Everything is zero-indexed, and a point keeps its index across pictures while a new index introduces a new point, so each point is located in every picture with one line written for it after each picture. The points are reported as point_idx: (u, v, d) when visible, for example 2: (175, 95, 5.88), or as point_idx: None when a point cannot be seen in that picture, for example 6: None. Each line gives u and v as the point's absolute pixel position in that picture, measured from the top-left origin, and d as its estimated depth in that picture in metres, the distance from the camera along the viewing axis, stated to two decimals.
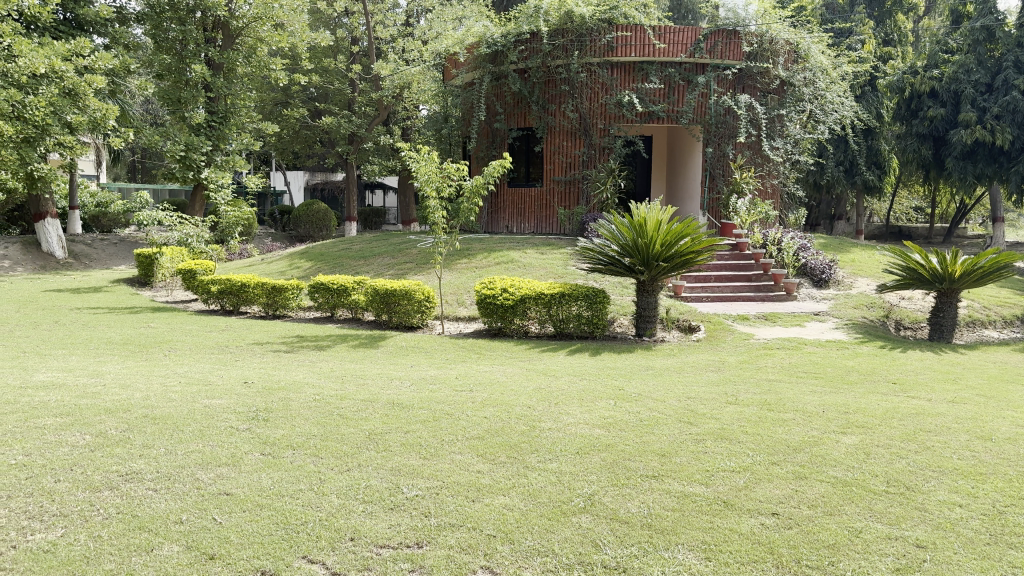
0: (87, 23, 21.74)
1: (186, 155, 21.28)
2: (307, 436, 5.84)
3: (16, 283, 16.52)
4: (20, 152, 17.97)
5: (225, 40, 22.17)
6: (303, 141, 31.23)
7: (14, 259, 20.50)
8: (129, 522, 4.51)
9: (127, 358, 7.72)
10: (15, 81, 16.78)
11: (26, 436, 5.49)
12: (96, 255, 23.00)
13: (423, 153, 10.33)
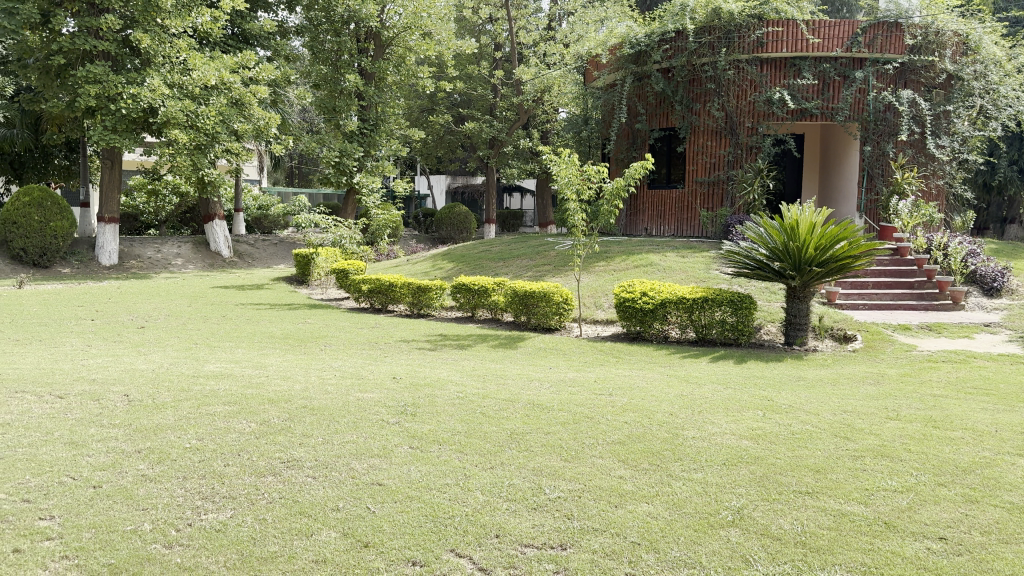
0: (252, 37, 23.18)
1: (341, 161, 23.13)
2: (452, 432, 5.96)
3: (188, 280, 17.85)
4: (193, 159, 19.30)
5: (376, 51, 22.43)
6: (446, 145, 32.13)
7: (186, 257, 22.21)
8: (291, 507, 4.75)
9: (286, 351, 8.17)
10: (190, 93, 18.86)
11: (199, 421, 5.91)
12: (258, 255, 24.52)
13: (564, 156, 10.34)
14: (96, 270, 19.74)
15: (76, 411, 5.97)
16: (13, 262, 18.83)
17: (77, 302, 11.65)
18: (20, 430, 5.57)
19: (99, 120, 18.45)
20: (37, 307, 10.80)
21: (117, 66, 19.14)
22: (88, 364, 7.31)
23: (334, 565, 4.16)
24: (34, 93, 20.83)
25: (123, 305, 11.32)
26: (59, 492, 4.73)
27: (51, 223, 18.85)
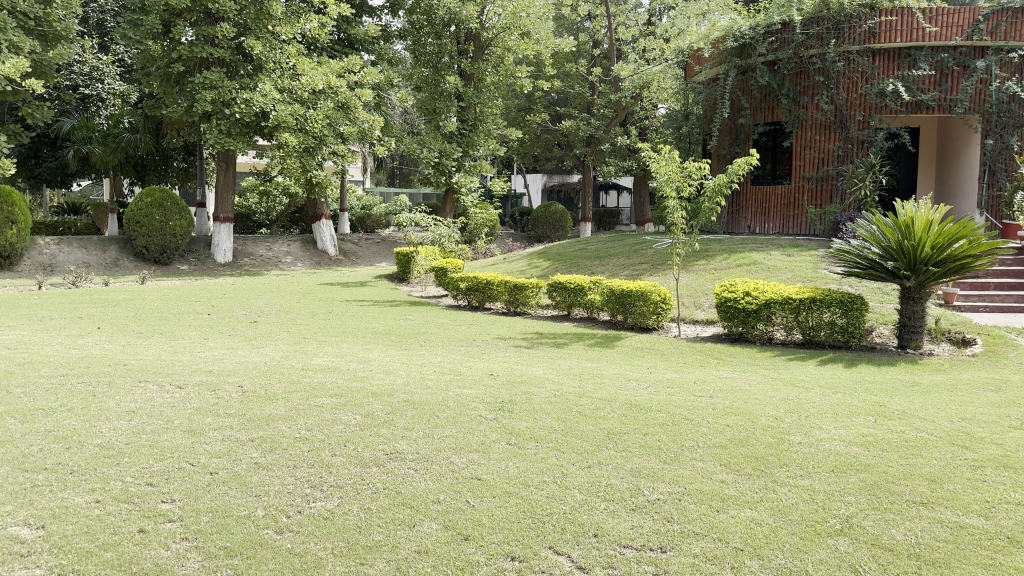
0: (357, 41, 23.80)
1: (440, 162, 23.30)
2: (549, 430, 5.98)
3: (296, 277, 18.57)
4: (302, 161, 20.08)
5: (476, 52, 23.23)
6: (543, 144, 32.30)
7: (295, 256, 23.08)
8: (394, 497, 4.88)
9: (389, 347, 8.40)
10: (299, 98, 19.63)
11: (307, 412, 6.15)
12: (361, 253, 25.23)
13: (664, 153, 10.22)
14: (212, 267, 20.80)
15: (195, 401, 6.31)
16: (137, 259, 20.06)
17: (195, 297, 12.32)
18: (144, 417, 5.93)
19: (215, 124, 19.42)
20: (159, 302, 11.47)
21: (232, 72, 20.10)
22: (205, 356, 7.72)
23: (435, 556, 4.24)
24: (156, 100, 22.14)
25: (237, 301, 11.90)
26: (179, 477, 5.01)
27: (171, 222, 19.92)
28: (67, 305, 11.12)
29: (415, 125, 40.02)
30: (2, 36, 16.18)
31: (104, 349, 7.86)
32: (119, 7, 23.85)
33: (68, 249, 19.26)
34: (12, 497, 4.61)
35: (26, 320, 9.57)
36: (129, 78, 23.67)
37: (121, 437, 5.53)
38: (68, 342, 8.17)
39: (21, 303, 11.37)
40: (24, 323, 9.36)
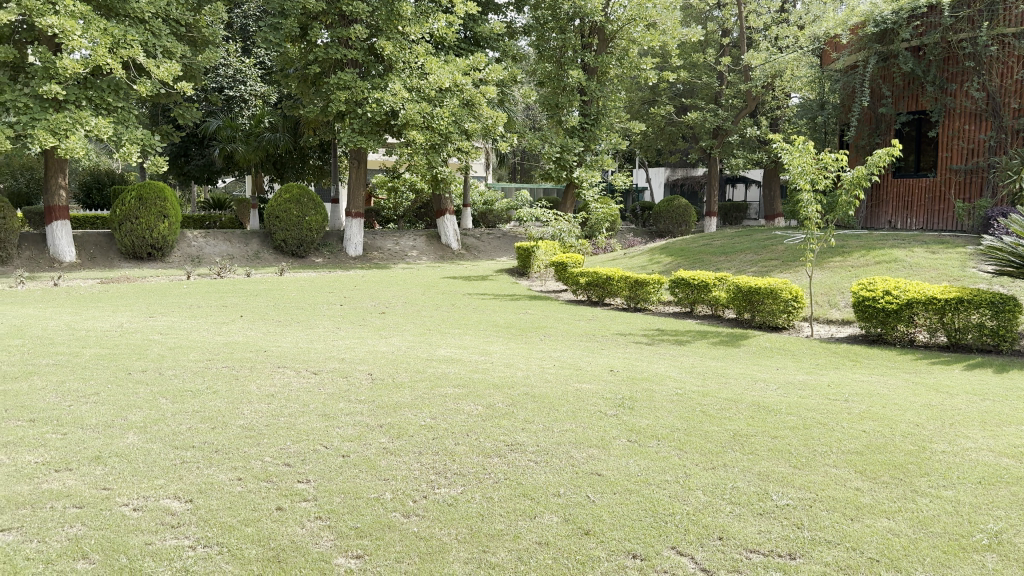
0: (483, 39, 24.05)
1: (561, 156, 23.46)
2: (671, 429, 5.88)
3: (421, 270, 19.08)
4: (428, 158, 20.67)
5: (600, 45, 23.47)
6: (667, 136, 31.79)
7: (420, 250, 23.71)
8: (515, 488, 4.93)
9: (509, 340, 8.50)
10: (426, 96, 20.11)
11: (432, 401, 6.31)
12: (483, 248, 25.62)
13: (798, 145, 9.87)
14: (344, 260, 21.68)
15: (328, 386, 6.60)
16: (276, 252, 21.15)
17: (327, 289, 12.90)
18: (282, 400, 6.26)
19: (348, 123, 20.22)
20: (295, 293, 12.07)
21: (364, 72, 20.82)
22: (336, 344, 8.06)
23: (556, 549, 4.26)
24: (294, 101, 23.29)
25: (366, 292, 12.37)
26: (313, 458, 5.26)
27: (307, 217, 20.94)
28: (213, 294, 11.91)
29: (538, 120, 40.25)
30: (158, 42, 17.49)
31: (247, 336, 8.37)
32: (260, 12, 25.22)
33: (214, 242, 20.60)
34: (164, 471, 4.97)
35: (177, 307, 10.32)
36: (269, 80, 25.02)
37: (261, 419, 5.86)
38: (214, 329, 8.74)
39: (173, 291, 12.27)
40: (176, 310, 10.09)
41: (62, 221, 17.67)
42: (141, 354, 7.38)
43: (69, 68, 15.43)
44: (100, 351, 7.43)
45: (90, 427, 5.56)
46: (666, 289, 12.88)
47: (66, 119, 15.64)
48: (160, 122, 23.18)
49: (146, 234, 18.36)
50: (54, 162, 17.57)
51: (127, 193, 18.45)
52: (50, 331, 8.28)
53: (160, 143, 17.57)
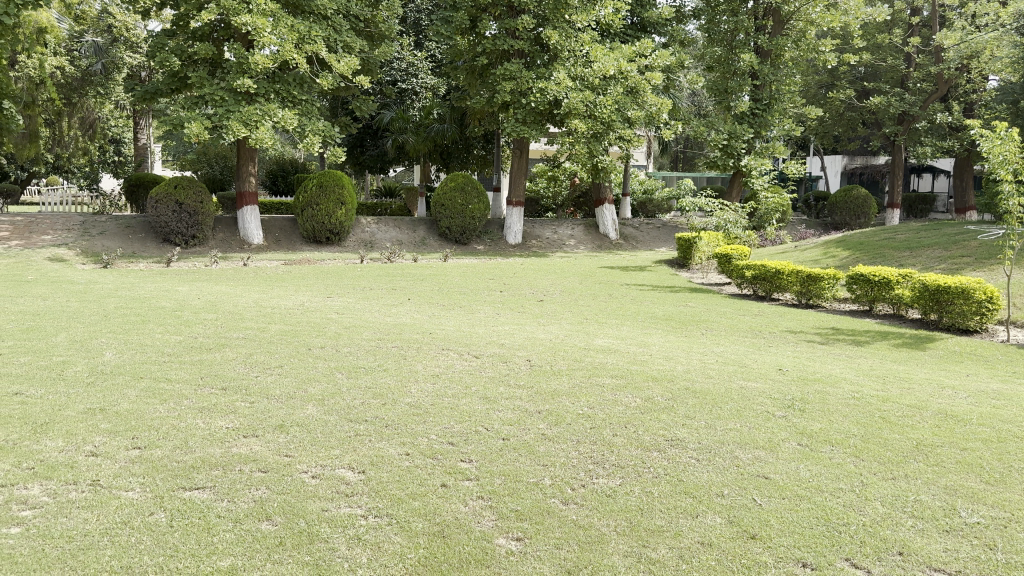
0: (650, 24, 23.57)
1: (728, 144, 22.81)
2: (846, 434, 5.54)
3: (580, 259, 19.09)
4: (589, 146, 20.67)
5: (774, 27, 22.62)
6: (846, 122, 30.33)
7: (579, 239, 23.66)
8: (676, 485, 4.82)
9: (669, 333, 8.33)
10: (591, 84, 20.16)
11: (590, 391, 6.28)
12: (642, 238, 25.06)
13: (999, 132, 9.02)
14: (505, 247, 22.07)
15: (488, 370, 6.75)
16: (441, 238, 21.85)
17: (489, 275, 13.19)
18: (446, 381, 6.46)
19: (512, 113, 20.57)
20: (457, 279, 12.42)
21: (530, 63, 21.11)
22: (497, 330, 8.21)
23: (720, 551, 4.12)
24: (462, 92, 23.90)
25: (525, 280, 12.54)
26: (475, 439, 5.38)
27: (471, 205, 21.42)
28: (384, 277, 12.48)
29: (704, 107, 39.15)
30: (339, 37, 18.49)
31: (414, 318, 8.69)
32: (432, 5, 26.12)
33: (385, 228, 21.64)
34: (339, 442, 5.26)
35: (352, 289, 10.90)
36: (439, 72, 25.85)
37: (427, 398, 6.06)
38: (384, 310, 9.15)
39: (348, 273, 12.97)
40: (350, 291, 10.66)
41: (251, 206, 19.11)
42: (319, 332, 7.85)
43: (259, 63, 16.64)
44: (284, 327, 7.97)
45: (275, 396, 5.98)
46: (841, 285, 12.17)
47: (257, 111, 16.88)
48: (338, 115, 24.59)
49: (325, 220, 19.44)
50: (244, 151, 18.98)
51: (309, 180, 19.68)
52: (241, 307, 8.98)
53: (338, 133, 18.61)
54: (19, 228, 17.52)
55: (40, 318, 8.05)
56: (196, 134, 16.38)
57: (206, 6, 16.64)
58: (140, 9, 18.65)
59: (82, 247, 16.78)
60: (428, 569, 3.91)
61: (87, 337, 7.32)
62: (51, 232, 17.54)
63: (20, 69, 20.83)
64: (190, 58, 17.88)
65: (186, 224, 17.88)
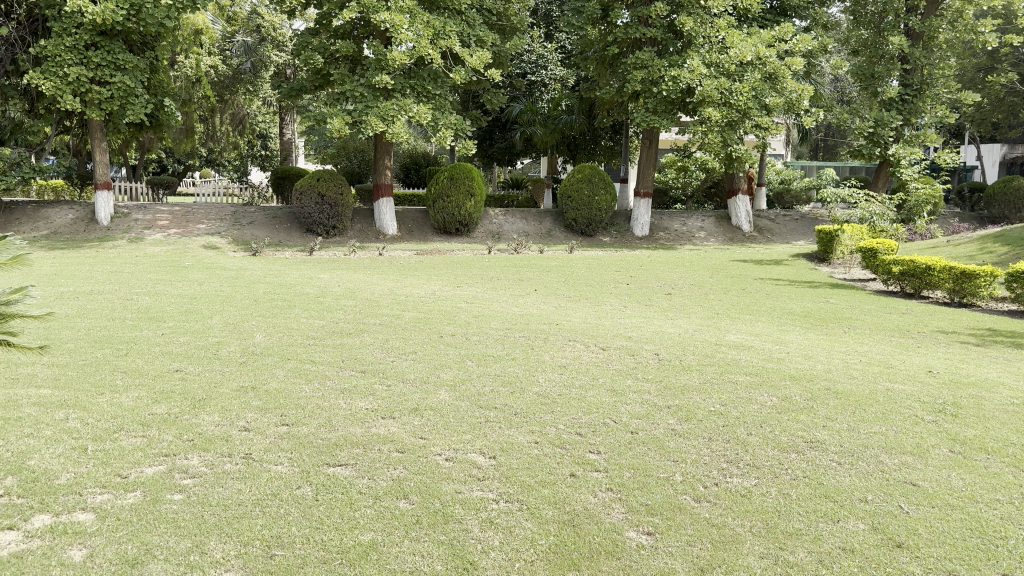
0: (791, 7, 22.46)
1: (875, 131, 21.75)
2: (1004, 442, 5.17)
3: (710, 252, 18.64)
4: (723, 135, 19.78)
5: (927, 9, 21.90)
6: (1007, 109, 28.30)
7: (709, 231, 22.97)
8: (815, 488, 4.63)
9: (807, 330, 8.02)
10: (726, 72, 19.66)
11: (723, 388, 6.14)
12: (778, 230, 23.65)
13: None
14: (631, 239, 21.83)
15: (616, 363, 6.71)
16: (566, 230, 21.89)
17: (616, 268, 13.10)
18: (573, 371, 6.48)
19: (643, 103, 20.34)
20: (584, 271, 12.39)
21: (662, 50, 20.80)
22: (624, 322, 8.16)
23: (863, 558, 3.93)
24: (591, 82, 23.77)
25: (654, 272, 12.39)
26: (604, 431, 5.37)
27: (598, 196, 21.28)
28: (511, 268, 12.60)
29: (847, 93, 37.10)
30: (472, 32, 18.76)
31: (541, 309, 8.75)
32: None
33: (512, 220, 21.94)
34: (471, 428, 5.38)
35: (481, 279, 11.09)
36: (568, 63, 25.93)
37: (555, 388, 6.11)
38: (512, 300, 9.27)
39: (476, 264, 13.17)
40: (479, 282, 10.84)
41: (387, 198, 19.79)
42: (449, 320, 8.04)
43: (396, 59, 17.18)
44: (417, 314, 8.20)
45: (409, 381, 6.19)
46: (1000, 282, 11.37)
47: (393, 107, 17.52)
48: (469, 107, 25.00)
49: (455, 211, 19.89)
50: (381, 145, 19.69)
51: (441, 173, 20.16)
52: (376, 294, 9.33)
53: (470, 127, 18.85)
54: (177, 218, 18.94)
55: (196, 301, 8.65)
56: (337, 130, 17.18)
57: (347, 4, 17.37)
58: (287, 8, 19.62)
59: (233, 235, 17.91)
60: (559, 556, 3.93)
61: (239, 320, 7.81)
62: (205, 222, 18.82)
63: (180, 68, 22.52)
64: (332, 55, 18.74)
65: (327, 215, 18.69)
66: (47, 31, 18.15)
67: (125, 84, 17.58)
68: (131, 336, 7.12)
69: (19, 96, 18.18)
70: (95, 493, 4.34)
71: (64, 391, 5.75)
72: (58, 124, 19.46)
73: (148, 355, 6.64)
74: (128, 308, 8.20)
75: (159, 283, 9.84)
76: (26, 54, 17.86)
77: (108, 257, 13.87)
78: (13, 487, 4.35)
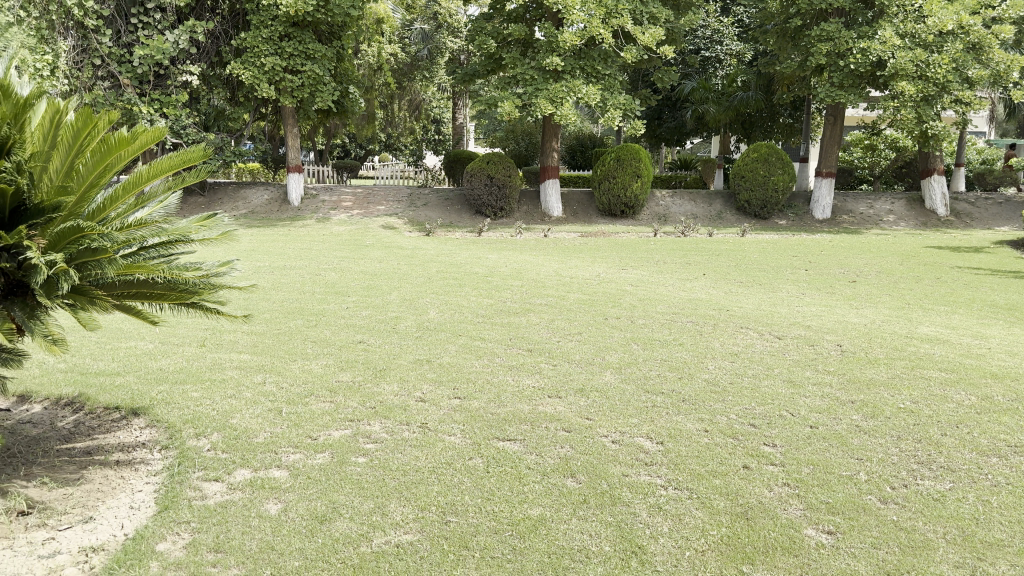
0: None
1: None
2: None
3: (896, 237, 17.37)
4: (918, 111, 18.27)
5: None
6: None
7: (899, 215, 21.35)
8: (1021, 497, 4.23)
9: (1014, 324, 7.32)
10: (922, 42, 18.26)
11: (914, 383, 5.74)
12: (979, 215, 21.53)
13: None
14: (810, 223, 20.76)
15: (793, 352, 6.44)
16: (738, 213, 21.15)
17: (793, 252, 12.52)
18: (746, 360, 6.28)
19: (827, 78, 19.21)
20: (758, 255, 11.93)
21: (850, 22, 19.58)
22: (803, 310, 7.81)
23: None
24: (769, 57, 22.75)
25: (836, 258, 11.74)
26: (779, 424, 5.16)
27: (774, 176, 20.31)
28: (680, 251, 12.35)
29: None
30: (644, 9, 18.34)
31: (711, 294, 8.54)
32: None
33: (680, 202, 21.53)
34: (638, 411, 5.34)
35: (648, 262, 10.95)
36: (744, 38, 25.00)
37: (725, 376, 5.95)
38: (681, 284, 9.10)
39: (643, 247, 13.00)
40: (646, 264, 10.71)
41: (553, 180, 19.96)
42: (616, 302, 8.01)
43: (568, 40, 17.36)
44: (582, 296, 8.24)
45: (575, 361, 6.24)
46: None
47: (563, 88, 17.62)
48: (638, 87, 24.65)
49: (622, 192, 19.73)
50: (549, 128, 19.82)
51: (607, 154, 20.05)
52: (543, 275, 9.45)
53: (640, 107, 18.56)
54: (359, 200, 20.07)
55: (377, 278, 9.13)
56: (508, 113, 17.65)
57: None
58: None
59: (409, 216, 18.72)
60: (731, 549, 3.80)
61: (415, 296, 8.17)
62: (384, 203, 19.79)
63: (363, 57, 23.77)
64: (504, 39, 19.14)
65: (495, 197, 19.10)
66: (247, 23, 19.61)
67: (315, 73, 18.76)
68: (319, 308, 7.63)
69: (222, 86, 19.97)
70: (288, 452, 4.69)
71: (261, 357, 6.28)
72: (255, 112, 21.08)
73: (334, 326, 7.09)
74: (317, 283, 8.79)
75: (345, 260, 10.48)
76: (229, 46, 19.40)
77: (298, 234, 14.92)
78: (218, 442, 4.79)
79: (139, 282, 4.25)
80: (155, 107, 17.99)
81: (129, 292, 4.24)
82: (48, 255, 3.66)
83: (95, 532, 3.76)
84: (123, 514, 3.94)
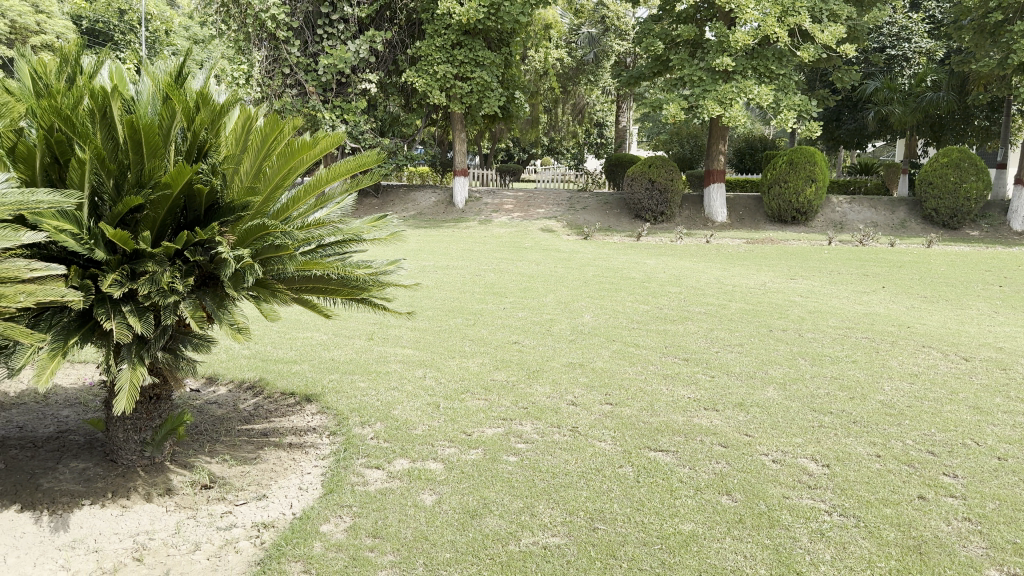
0: None
1: None
2: None
3: None
4: None
5: None
6: None
7: None
8: None
9: None
10: None
11: None
12: None
13: None
14: (1008, 235, 18.83)
15: (982, 376, 5.87)
16: (925, 222, 19.57)
17: (987, 266, 11.39)
18: (927, 382, 5.80)
19: None
20: (945, 268, 10.97)
21: None
22: (996, 331, 7.09)
23: None
24: (965, 53, 20.89)
25: None
26: (962, 453, 4.72)
27: (967, 183, 18.58)
28: (855, 261, 11.59)
29: None
30: (825, 6, 17.43)
31: (889, 309, 7.95)
32: None
33: (858, 209, 20.23)
34: (802, 431, 5.06)
35: (819, 272, 10.37)
36: (937, 34, 23.11)
37: (903, 399, 5.52)
38: (855, 297, 8.54)
39: (813, 256, 12.33)
40: (816, 275, 10.15)
41: (718, 184, 19.39)
42: (782, 313, 7.65)
43: (740, 40, 16.82)
44: (744, 306, 7.94)
45: (735, 374, 6.02)
46: None
47: (733, 89, 17.06)
48: (814, 87, 23.43)
49: (793, 198, 18.81)
50: (716, 130, 19.27)
51: (779, 157, 19.19)
52: (704, 282, 9.19)
53: (816, 108, 17.62)
54: (521, 203, 20.44)
55: (535, 280, 9.25)
56: (673, 116, 17.36)
57: None
58: None
59: (567, 220, 18.84)
60: None
61: (571, 300, 8.21)
62: (544, 207, 20.03)
63: (530, 62, 24.19)
64: (672, 41, 18.85)
65: (656, 201, 18.81)
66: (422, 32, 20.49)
67: (483, 79, 19.31)
68: (478, 308, 7.85)
69: (397, 93, 20.91)
70: (444, 446, 4.86)
71: (423, 352, 6.54)
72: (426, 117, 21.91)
73: (493, 326, 7.26)
74: (477, 283, 9.04)
75: (506, 262, 10.72)
76: (405, 55, 20.38)
77: (461, 235, 15.42)
78: (381, 431, 5.04)
79: (316, 277, 4.53)
80: (337, 113, 19.25)
81: (307, 287, 4.54)
82: (237, 250, 3.97)
83: (266, 509, 4.07)
84: (293, 494, 4.24)
